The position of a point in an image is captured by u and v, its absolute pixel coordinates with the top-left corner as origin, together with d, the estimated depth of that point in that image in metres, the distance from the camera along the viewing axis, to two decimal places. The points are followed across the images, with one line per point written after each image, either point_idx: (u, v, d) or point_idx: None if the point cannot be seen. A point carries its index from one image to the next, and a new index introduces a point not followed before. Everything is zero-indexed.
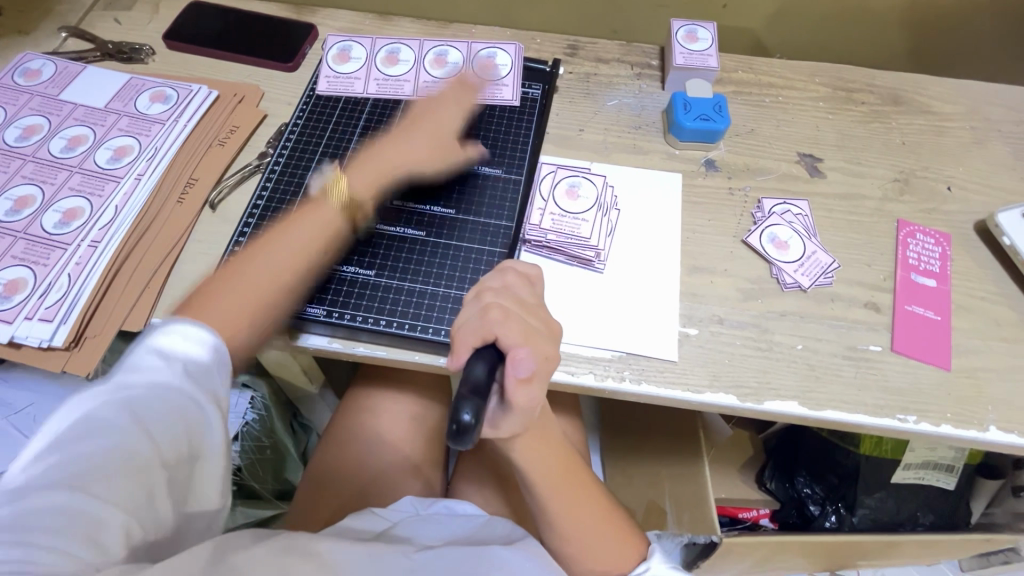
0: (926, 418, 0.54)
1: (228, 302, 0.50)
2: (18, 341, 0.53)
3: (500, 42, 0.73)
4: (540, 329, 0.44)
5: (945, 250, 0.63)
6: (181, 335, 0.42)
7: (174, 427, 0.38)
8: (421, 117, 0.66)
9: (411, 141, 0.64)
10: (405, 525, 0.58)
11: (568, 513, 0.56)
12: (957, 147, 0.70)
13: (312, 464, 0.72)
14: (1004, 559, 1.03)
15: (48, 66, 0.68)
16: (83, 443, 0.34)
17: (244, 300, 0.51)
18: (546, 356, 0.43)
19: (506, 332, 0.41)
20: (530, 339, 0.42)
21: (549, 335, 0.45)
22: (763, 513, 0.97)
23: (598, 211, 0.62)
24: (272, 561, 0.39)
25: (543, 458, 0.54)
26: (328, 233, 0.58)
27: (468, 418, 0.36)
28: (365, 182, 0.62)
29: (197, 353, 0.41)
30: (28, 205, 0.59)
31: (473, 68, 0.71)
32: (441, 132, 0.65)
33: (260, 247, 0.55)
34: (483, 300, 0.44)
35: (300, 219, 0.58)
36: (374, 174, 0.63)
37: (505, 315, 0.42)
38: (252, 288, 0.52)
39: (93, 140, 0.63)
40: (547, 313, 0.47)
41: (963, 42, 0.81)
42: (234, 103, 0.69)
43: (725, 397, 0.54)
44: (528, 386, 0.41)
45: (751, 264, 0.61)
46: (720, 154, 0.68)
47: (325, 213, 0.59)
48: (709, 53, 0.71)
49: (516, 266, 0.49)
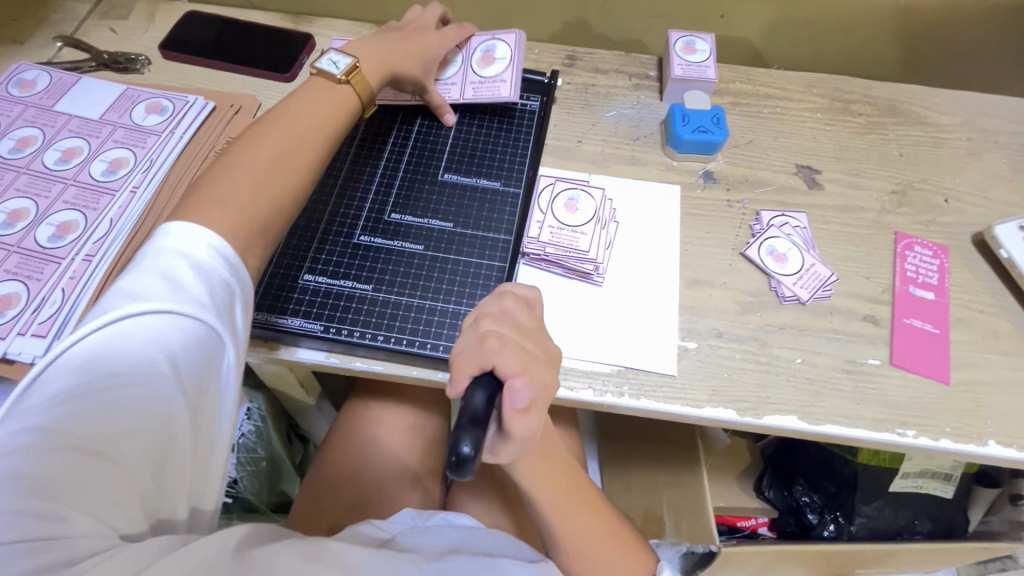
0: (925, 432, 0.54)
1: (234, 182, 0.48)
2: (10, 357, 0.52)
3: (499, 36, 0.70)
4: (537, 355, 0.44)
5: (943, 262, 0.63)
6: (189, 263, 0.42)
7: (191, 360, 0.39)
8: (404, 35, 0.65)
9: (405, 50, 0.64)
10: (406, 536, 0.56)
11: (572, 529, 0.56)
12: (954, 158, 0.70)
13: (309, 478, 0.71)
14: (1001, 567, 1.04)
15: (43, 77, 0.68)
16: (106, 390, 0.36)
17: (252, 188, 0.49)
18: (543, 383, 0.43)
19: (504, 362, 0.41)
20: (528, 367, 0.42)
21: (546, 361, 0.44)
22: (761, 522, 0.96)
23: (597, 224, 0.62)
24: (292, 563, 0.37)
25: (545, 474, 0.54)
26: (339, 112, 0.57)
27: (468, 450, 0.36)
28: (373, 71, 0.61)
29: (205, 285, 0.42)
30: (22, 218, 0.58)
31: (472, 65, 0.69)
32: (429, 46, 0.66)
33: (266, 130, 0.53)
34: (482, 326, 0.43)
35: (307, 100, 0.56)
36: (380, 60, 0.61)
37: (503, 343, 0.42)
38: (264, 174, 0.50)
39: (88, 152, 0.63)
40: (546, 337, 0.46)
41: (960, 52, 0.82)
42: (230, 114, 0.68)
43: (724, 412, 0.54)
44: (526, 416, 0.40)
45: (750, 277, 0.61)
46: (718, 165, 0.68)
47: (337, 88, 0.58)
48: (708, 64, 0.71)
49: (514, 289, 0.49)
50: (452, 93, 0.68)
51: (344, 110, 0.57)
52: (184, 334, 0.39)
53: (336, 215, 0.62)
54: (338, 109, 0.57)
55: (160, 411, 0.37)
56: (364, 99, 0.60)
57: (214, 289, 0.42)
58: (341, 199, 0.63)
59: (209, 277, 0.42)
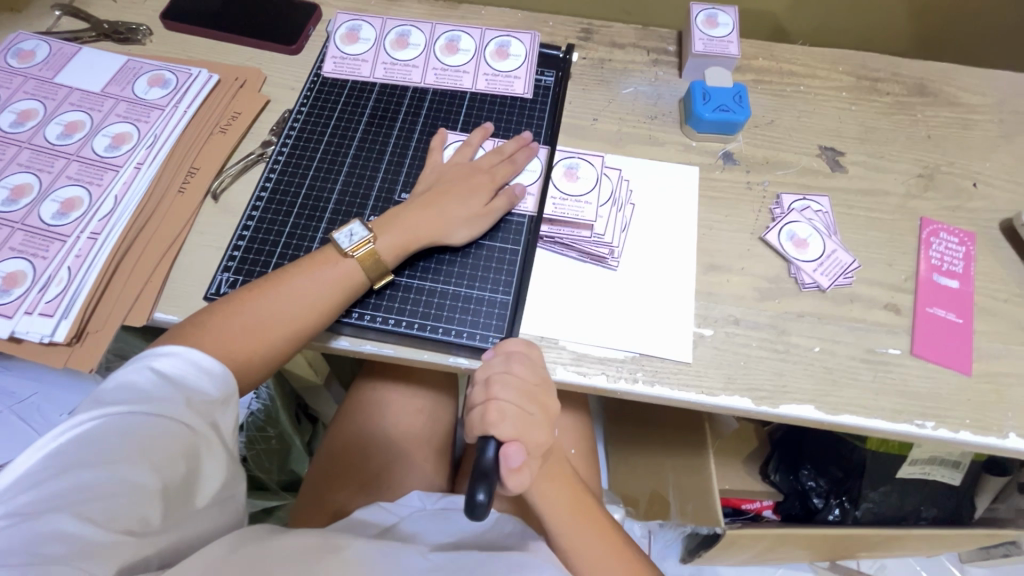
0: (945, 424, 0.53)
1: (225, 336, 0.49)
2: (19, 336, 0.52)
3: (466, 27, 0.70)
4: (536, 416, 0.48)
5: (969, 250, 0.61)
6: (179, 355, 0.45)
7: (153, 439, 0.40)
8: (451, 183, 0.58)
9: (453, 217, 0.56)
10: (413, 519, 0.58)
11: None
12: (982, 141, 0.68)
13: (318, 456, 0.72)
14: (1003, 552, 1.03)
15: (42, 47, 0.65)
16: (93, 466, 0.38)
17: (235, 343, 0.49)
18: (540, 442, 0.48)
19: (502, 428, 0.46)
20: (525, 428, 0.47)
21: (543, 421, 0.49)
22: (766, 505, 0.96)
23: (613, 206, 0.60)
24: (287, 552, 0.43)
25: (568, 509, 0.56)
26: (346, 293, 0.53)
27: (479, 499, 0.41)
28: (396, 248, 0.54)
29: (211, 380, 0.45)
30: (25, 194, 0.57)
31: (435, 53, 0.68)
32: (485, 188, 0.58)
33: (269, 286, 0.51)
34: (488, 385, 0.47)
35: (314, 260, 0.53)
36: (402, 237, 0.55)
37: (502, 412, 0.46)
38: (255, 338, 0.50)
39: (91, 127, 0.61)
40: (550, 391, 0.50)
41: (987, 26, 0.78)
42: (235, 87, 0.66)
43: (740, 400, 0.53)
44: (518, 474, 0.46)
45: (769, 262, 0.59)
46: (738, 146, 0.65)
47: (346, 266, 0.53)
48: (730, 40, 0.67)
49: (517, 343, 0.51)
50: (414, 75, 0.68)
51: (348, 282, 0.53)
52: (149, 427, 0.41)
53: (343, 195, 0.61)
54: (343, 288, 0.53)
55: (133, 513, 0.38)
56: (370, 274, 0.54)
57: (204, 384, 0.45)
58: (349, 180, 0.62)
59: (189, 366, 0.45)
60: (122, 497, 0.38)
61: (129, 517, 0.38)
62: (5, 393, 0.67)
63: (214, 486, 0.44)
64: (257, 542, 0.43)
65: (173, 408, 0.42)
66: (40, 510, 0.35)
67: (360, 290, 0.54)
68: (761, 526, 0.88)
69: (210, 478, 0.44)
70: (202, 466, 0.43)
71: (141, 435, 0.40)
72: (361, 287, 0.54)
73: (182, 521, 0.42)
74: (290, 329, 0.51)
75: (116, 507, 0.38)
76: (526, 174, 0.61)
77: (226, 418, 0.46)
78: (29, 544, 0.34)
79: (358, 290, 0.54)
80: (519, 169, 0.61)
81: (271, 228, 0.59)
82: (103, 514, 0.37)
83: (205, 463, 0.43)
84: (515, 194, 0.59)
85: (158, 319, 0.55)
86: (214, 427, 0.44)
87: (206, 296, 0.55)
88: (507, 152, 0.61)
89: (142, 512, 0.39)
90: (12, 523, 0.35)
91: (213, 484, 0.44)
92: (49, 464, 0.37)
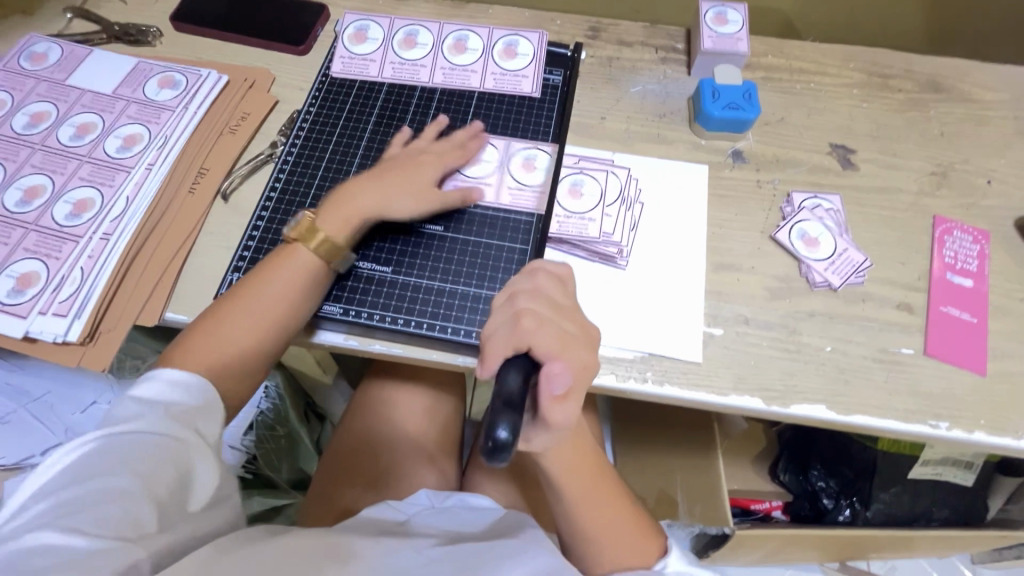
0: (959, 424, 0.53)
1: (199, 350, 0.50)
2: (33, 336, 0.52)
3: (474, 26, 0.69)
4: (574, 335, 0.44)
5: (983, 248, 0.60)
6: (151, 377, 0.46)
7: (136, 449, 0.41)
8: (404, 162, 0.59)
9: (393, 194, 0.56)
10: (421, 517, 0.58)
11: (611, 547, 0.55)
12: (997, 138, 0.67)
13: (327, 456, 0.72)
14: (1017, 554, 1.02)
15: (54, 50, 0.66)
16: (76, 482, 0.39)
17: (206, 354, 0.50)
18: (583, 364, 0.43)
19: (539, 340, 0.41)
20: (564, 347, 0.42)
21: (584, 342, 0.44)
22: (775, 506, 0.94)
23: (622, 205, 0.60)
24: (285, 552, 0.43)
25: (587, 480, 0.55)
26: (310, 283, 0.53)
27: (504, 435, 0.35)
28: (341, 226, 0.54)
29: (187, 392, 0.46)
30: (39, 195, 0.58)
31: (443, 52, 0.68)
32: (434, 169, 0.58)
33: (234, 294, 0.52)
34: (517, 304, 0.43)
35: (269, 261, 0.54)
36: (343, 213, 0.55)
37: (539, 321, 0.42)
38: (227, 346, 0.50)
39: (102, 128, 0.62)
40: (583, 315, 0.46)
41: (1001, 20, 0.77)
42: (244, 88, 0.66)
43: (750, 400, 0.53)
44: (563, 403, 0.41)
45: (780, 261, 0.59)
46: (748, 144, 0.65)
47: (302, 258, 0.53)
48: (740, 37, 0.67)
49: (547, 266, 0.47)
50: (422, 74, 0.68)
51: (312, 273, 0.53)
52: (130, 439, 0.41)
53: None
54: (307, 279, 0.53)
55: (123, 519, 0.38)
56: (324, 255, 0.53)
57: (181, 395, 0.46)
58: (357, 179, 0.62)
59: (164, 382, 0.46)
60: (109, 506, 0.38)
61: (119, 524, 0.38)
62: (18, 392, 0.68)
63: (208, 492, 0.45)
64: (254, 543, 0.44)
65: (152, 419, 0.42)
66: (26, 528, 0.36)
67: (324, 278, 0.54)
68: (770, 527, 0.87)
69: (202, 483, 0.44)
70: (192, 472, 0.43)
71: (123, 447, 0.41)
72: (323, 274, 0.54)
73: (178, 527, 0.42)
74: (263, 329, 0.51)
75: (103, 516, 0.38)
76: (534, 172, 0.62)
77: (213, 425, 0.46)
78: (13, 561, 0.35)
79: (322, 279, 0.54)
80: (473, 159, 0.62)
81: (280, 228, 0.59)
82: (91, 523, 0.37)
83: (196, 468, 0.44)
84: (468, 189, 0.59)
85: (168, 318, 0.55)
86: (200, 434, 0.44)
87: (216, 296, 0.55)
88: (457, 140, 0.62)
89: (132, 517, 0.39)
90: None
91: (206, 489, 0.44)
92: (34, 488, 0.38)
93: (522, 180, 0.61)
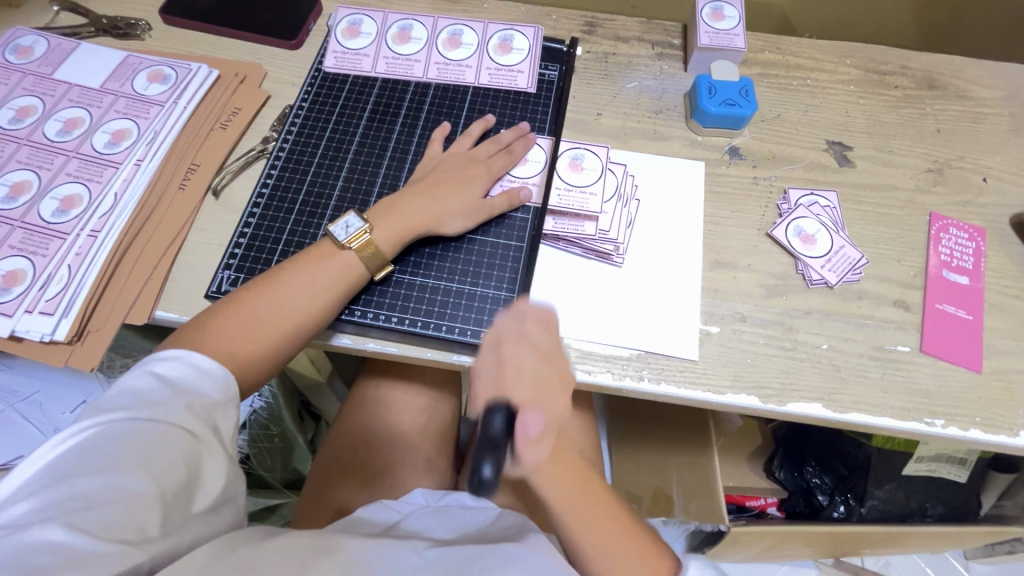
0: (955, 422, 0.53)
1: (225, 339, 0.48)
2: (19, 335, 0.52)
3: (469, 21, 0.69)
4: (555, 382, 0.46)
5: (979, 245, 0.60)
6: (175, 361, 0.45)
7: (150, 444, 0.40)
8: (448, 170, 0.58)
9: (444, 203, 0.56)
10: (416, 517, 0.58)
11: (606, 551, 0.52)
12: (993, 135, 0.67)
13: (321, 455, 0.71)
14: (1009, 549, 1.03)
15: (40, 43, 0.65)
16: (89, 475, 0.38)
17: (233, 342, 0.48)
18: (557, 411, 0.46)
19: (521, 393, 0.43)
20: (543, 396, 0.45)
21: (562, 387, 0.47)
22: (770, 502, 0.95)
23: (619, 202, 0.59)
24: (282, 550, 0.43)
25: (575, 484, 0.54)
26: (341, 284, 0.52)
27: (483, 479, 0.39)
28: (392, 237, 0.54)
29: (210, 383, 0.45)
30: (25, 191, 0.57)
31: (437, 47, 0.68)
32: (480, 178, 0.58)
33: (266, 285, 0.51)
34: (501, 352, 0.46)
35: (305, 256, 0.53)
36: (399, 226, 0.54)
37: (520, 375, 0.44)
38: (253, 338, 0.49)
39: (89, 123, 0.61)
40: (563, 358, 0.49)
41: (996, 18, 0.77)
42: (235, 83, 0.65)
43: (747, 398, 0.53)
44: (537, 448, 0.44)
45: (776, 259, 0.59)
46: (745, 141, 0.65)
47: (340, 257, 0.53)
48: (737, 33, 0.67)
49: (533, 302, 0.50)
50: (416, 69, 0.67)
51: (349, 276, 0.52)
52: (147, 432, 0.40)
53: (345, 192, 0.60)
54: (339, 281, 0.52)
55: (131, 520, 0.37)
56: (368, 264, 0.53)
57: (203, 386, 0.45)
58: (351, 176, 0.61)
59: (185, 369, 0.45)
60: (118, 502, 0.37)
61: (126, 523, 0.37)
62: (7, 392, 0.67)
63: (215, 490, 0.43)
64: (250, 542, 0.43)
65: (170, 412, 0.42)
66: (35, 520, 0.35)
67: (360, 281, 0.53)
68: (765, 523, 0.87)
69: (211, 482, 0.43)
70: (203, 470, 0.43)
71: (139, 441, 0.40)
72: (360, 277, 0.53)
73: (184, 528, 0.41)
74: (292, 325, 0.50)
75: (114, 513, 0.37)
76: (530, 166, 0.61)
77: (226, 422, 0.45)
78: (19, 556, 0.33)
79: (357, 281, 0.53)
80: (520, 160, 0.61)
81: (272, 226, 0.58)
82: (100, 522, 0.36)
83: (205, 466, 0.43)
84: (514, 193, 0.58)
85: (158, 317, 0.54)
86: (213, 431, 0.44)
87: (207, 294, 0.54)
88: (504, 142, 0.61)
89: (141, 517, 0.38)
90: (8, 534, 0.34)
91: (215, 487, 0.43)
92: (46, 476, 0.37)
93: (517, 173, 0.61)
